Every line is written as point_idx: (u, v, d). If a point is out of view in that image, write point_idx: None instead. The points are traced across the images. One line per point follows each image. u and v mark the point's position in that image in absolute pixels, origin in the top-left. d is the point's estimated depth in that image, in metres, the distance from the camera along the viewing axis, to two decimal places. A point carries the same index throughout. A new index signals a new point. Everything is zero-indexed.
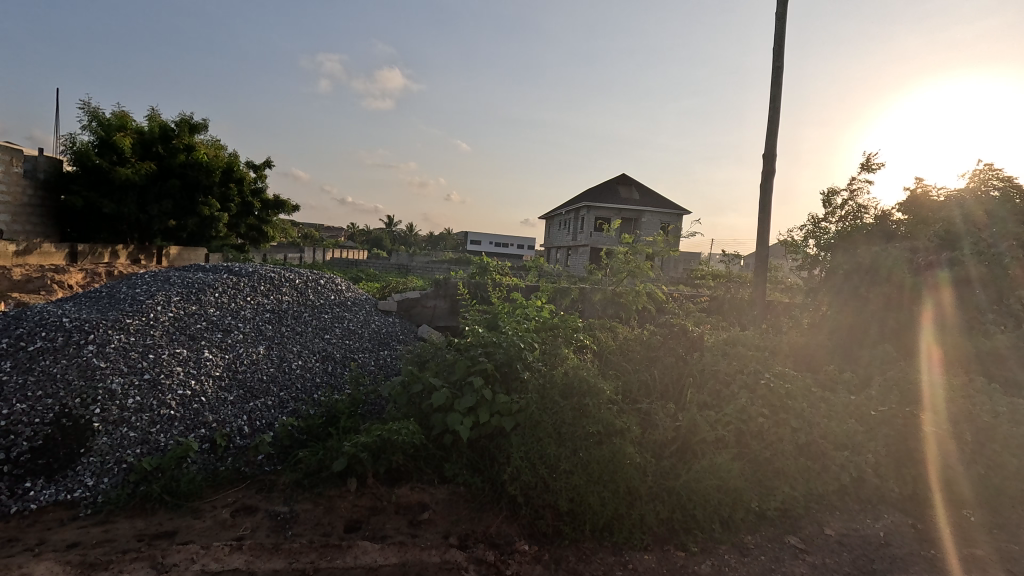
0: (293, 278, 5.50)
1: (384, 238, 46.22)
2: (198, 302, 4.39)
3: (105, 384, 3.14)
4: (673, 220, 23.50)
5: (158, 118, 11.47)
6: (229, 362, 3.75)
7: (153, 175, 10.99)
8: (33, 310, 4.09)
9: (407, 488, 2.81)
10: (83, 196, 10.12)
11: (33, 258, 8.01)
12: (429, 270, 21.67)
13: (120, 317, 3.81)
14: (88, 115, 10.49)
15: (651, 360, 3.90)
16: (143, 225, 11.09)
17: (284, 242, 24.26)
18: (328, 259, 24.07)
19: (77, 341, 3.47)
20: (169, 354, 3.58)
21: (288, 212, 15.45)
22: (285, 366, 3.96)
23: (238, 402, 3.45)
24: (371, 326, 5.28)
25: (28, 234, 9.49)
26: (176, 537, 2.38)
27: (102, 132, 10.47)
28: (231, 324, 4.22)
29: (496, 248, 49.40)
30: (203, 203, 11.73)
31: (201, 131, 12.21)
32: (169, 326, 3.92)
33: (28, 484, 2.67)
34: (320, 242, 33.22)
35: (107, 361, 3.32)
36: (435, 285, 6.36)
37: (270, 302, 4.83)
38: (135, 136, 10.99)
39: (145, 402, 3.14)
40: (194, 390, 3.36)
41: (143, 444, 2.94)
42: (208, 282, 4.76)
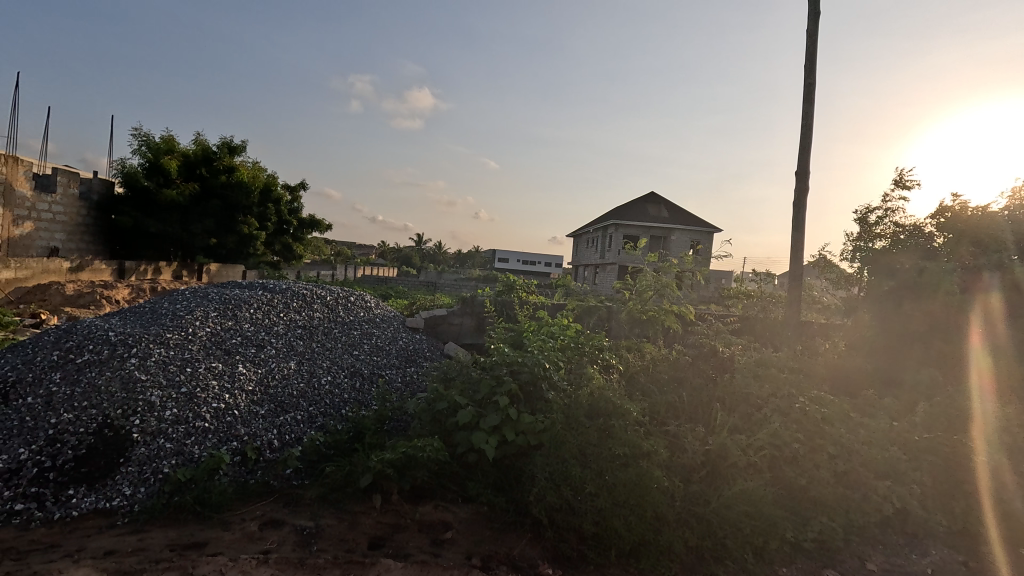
0: (325, 295, 5.64)
1: (413, 256, 47.06)
2: (233, 317, 4.53)
3: (145, 396, 3.27)
4: (703, 238, 23.21)
5: (202, 141, 12.06)
6: (262, 377, 3.85)
7: (195, 196, 11.51)
8: (84, 324, 4.30)
9: (430, 506, 2.82)
10: (131, 216, 10.69)
11: (85, 275, 8.69)
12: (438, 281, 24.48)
13: (161, 332, 3.98)
14: (138, 140, 11.12)
15: (680, 381, 3.83)
16: (186, 243, 11.61)
17: (317, 260, 25.12)
18: (359, 276, 24.61)
19: (121, 353, 3.63)
20: (204, 368, 3.70)
21: (322, 231, 15.93)
22: (315, 382, 4.04)
23: (269, 416, 3.53)
24: (398, 343, 5.34)
25: (80, 252, 10.06)
26: (205, 549, 2.42)
27: (151, 156, 11.07)
28: (265, 340, 4.35)
29: (523, 266, 49.69)
30: (242, 223, 12.20)
31: (240, 153, 12.78)
32: (207, 340, 4.07)
33: (71, 491, 2.78)
34: (350, 259, 34.11)
35: (147, 374, 3.46)
36: (462, 303, 6.41)
37: (302, 318, 4.95)
38: (181, 159, 11.58)
39: (181, 414, 3.25)
40: (227, 403, 3.46)
41: (178, 455, 3.04)
42: (245, 299, 4.93)
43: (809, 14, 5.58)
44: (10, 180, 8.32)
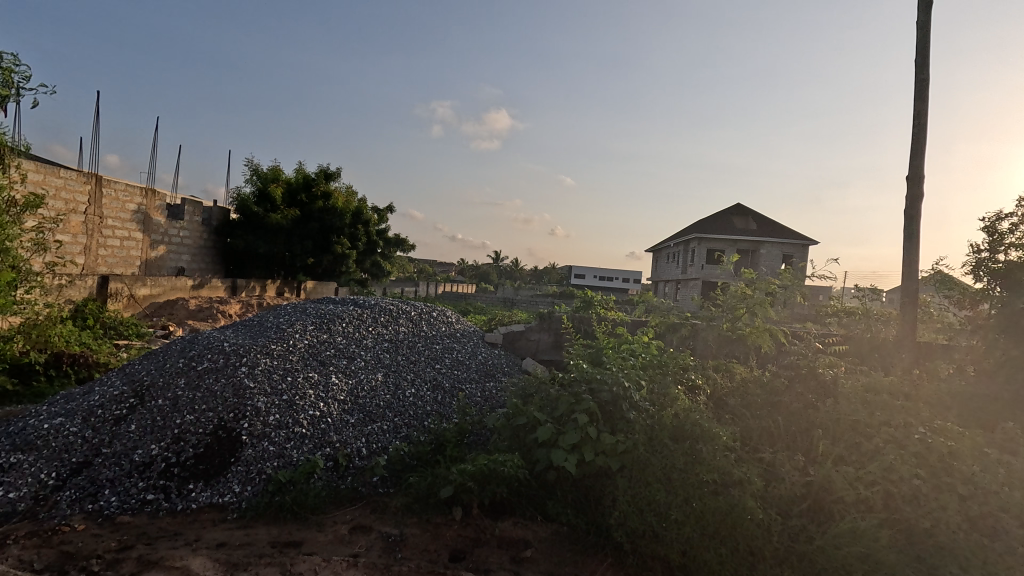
0: (410, 310, 5.90)
1: (491, 273, 48.06)
2: (328, 331, 4.86)
3: (252, 401, 3.59)
4: (797, 251, 21.63)
5: (302, 170, 13.23)
6: (352, 387, 4.09)
7: (296, 220, 12.62)
8: (204, 335, 4.83)
9: (510, 523, 2.82)
10: (243, 239, 11.89)
11: (205, 292, 9.78)
12: (516, 298, 24.75)
13: (267, 343, 4.35)
14: (250, 171, 12.42)
15: (775, 405, 3.55)
16: (288, 263, 12.71)
17: (401, 277, 26.44)
18: (440, 293, 25.54)
19: (234, 362, 4.02)
20: (303, 378, 4.00)
21: (406, 250, 16.76)
22: (399, 393, 4.21)
23: (358, 425, 3.72)
24: (478, 358, 5.44)
25: (202, 272, 11.34)
26: (302, 548, 2.59)
27: (260, 184, 12.30)
28: (355, 352, 4.62)
29: (600, 282, 49.00)
30: (336, 243, 13.16)
31: (335, 179, 13.85)
32: (305, 352, 4.39)
33: (191, 485, 3.09)
34: (432, 277, 35.50)
35: (255, 382, 3.80)
36: (540, 319, 6.42)
37: (388, 332, 5.21)
38: (285, 187, 12.76)
39: (283, 419, 3.53)
40: (322, 411, 3.70)
41: (280, 458, 3.29)
42: (338, 313, 5.28)
43: (919, 5, 5.10)
44: (149, 210, 9.59)
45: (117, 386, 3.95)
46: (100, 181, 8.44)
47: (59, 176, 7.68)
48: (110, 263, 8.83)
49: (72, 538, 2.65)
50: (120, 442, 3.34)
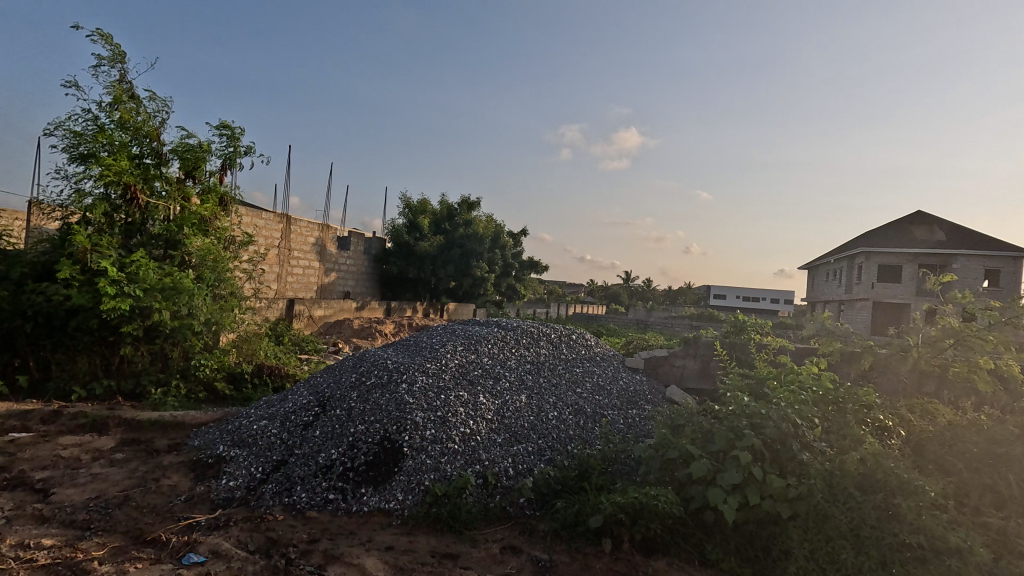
0: (550, 332, 5.98)
1: (622, 293, 47.02)
2: (475, 351, 5.13)
3: (412, 416, 3.91)
4: (1007, 265, 17.72)
5: (447, 201, 14.37)
6: (498, 407, 4.24)
7: (441, 247, 13.70)
8: (371, 353, 5.41)
9: (664, 563, 2.66)
10: (397, 266, 13.21)
11: (365, 313, 11.07)
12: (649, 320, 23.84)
13: (423, 362, 4.72)
14: (403, 204, 13.84)
15: (999, 459, 2.89)
16: (433, 286, 13.82)
17: (533, 298, 27.14)
18: (571, 314, 25.66)
19: (396, 379, 4.43)
20: (455, 396, 4.25)
21: (540, 272, 17.16)
22: (543, 416, 4.27)
23: (505, 445, 3.84)
24: (619, 383, 5.30)
25: (363, 295, 12.81)
26: (458, 561, 2.72)
27: (410, 216, 13.63)
28: (500, 373, 4.80)
29: (744, 303, 45.07)
30: (475, 267, 13.98)
31: (475, 207, 14.78)
32: (456, 371, 4.68)
33: (362, 489, 3.45)
34: (563, 298, 35.87)
35: (414, 398, 4.14)
36: (685, 344, 6.07)
37: (530, 354, 5.33)
38: (432, 217, 13.97)
39: (438, 435, 3.77)
40: (472, 429, 3.89)
41: (436, 471, 3.51)
42: (484, 335, 5.55)
43: None
44: (324, 242, 11.14)
45: (305, 395, 4.59)
46: (289, 220, 10.05)
47: (261, 217, 9.30)
48: (295, 288, 10.41)
49: (274, 526, 3.11)
50: (308, 445, 3.85)
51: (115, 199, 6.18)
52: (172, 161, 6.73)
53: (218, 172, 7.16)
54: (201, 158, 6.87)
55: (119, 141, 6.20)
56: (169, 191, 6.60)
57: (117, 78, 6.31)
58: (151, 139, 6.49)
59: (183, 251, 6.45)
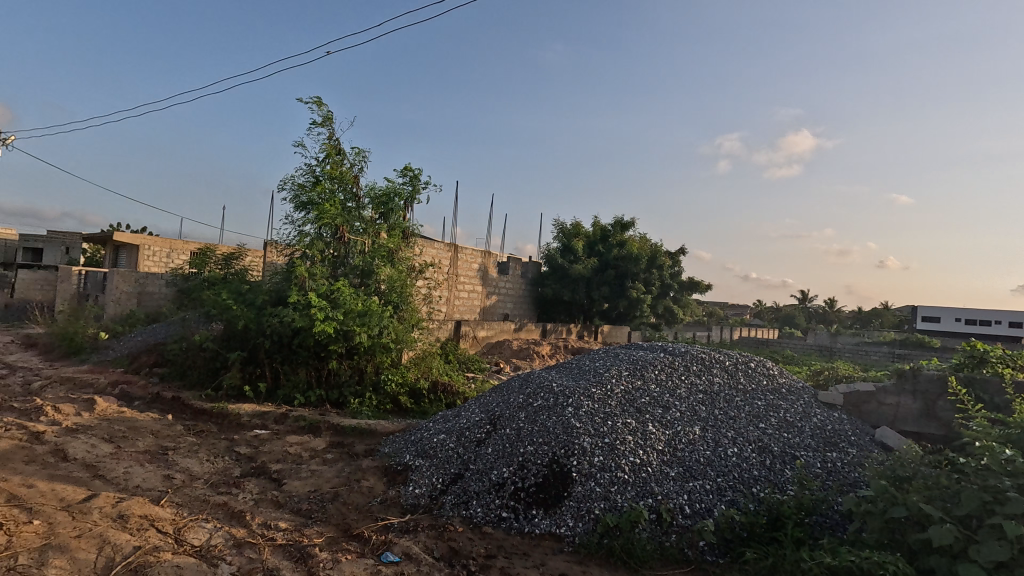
0: (724, 359, 5.47)
1: (798, 315, 41.62)
2: (642, 377, 4.92)
3: (579, 440, 3.88)
4: None
5: (600, 223, 14.36)
6: (670, 438, 3.98)
7: (595, 269, 13.70)
8: (536, 375, 5.53)
9: None
10: (552, 288, 13.53)
11: (523, 334, 11.52)
12: (832, 345, 20.91)
13: (588, 386, 4.68)
14: (557, 229, 14.19)
15: None
16: (587, 308, 13.87)
17: (692, 320, 25.48)
18: (736, 338, 23.47)
19: (562, 402, 4.45)
20: (622, 423, 4.11)
21: (701, 293, 16.07)
22: (721, 451, 3.89)
23: (679, 479, 3.58)
24: (813, 420, 4.60)
25: (521, 317, 13.32)
26: None
27: (565, 240, 13.90)
28: (670, 402, 4.52)
29: (968, 327, 36.51)
30: (631, 288, 13.68)
31: (630, 228, 14.49)
32: (622, 398, 4.54)
33: (533, 511, 3.50)
34: (724, 320, 33.09)
35: (580, 422, 4.11)
36: (898, 378, 5.09)
37: (702, 383, 4.93)
38: (585, 239, 14.08)
39: (606, 462, 3.67)
40: (642, 459, 3.71)
41: (605, 500, 3.41)
42: (650, 360, 5.30)
43: None
44: (486, 267, 11.88)
45: (477, 413, 4.86)
46: (457, 248, 10.96)
47: (434, 246, 10.27)
48: (461, 311, 11.27)
49: (455, 537, 3.30)
50: (481, 461, 4.05)
51: (326, 238, 7.44)
52: (367, 204, 7.86)
53: (402, 209, 8.18)
54: (389, 199, 7.91)
55: (330, 190, 7.44)
56: (366, 230, 7.76)
57: (328, 138, 7.62)
58: (352, 185, 7.67)
59: (375, 279, 7.47)
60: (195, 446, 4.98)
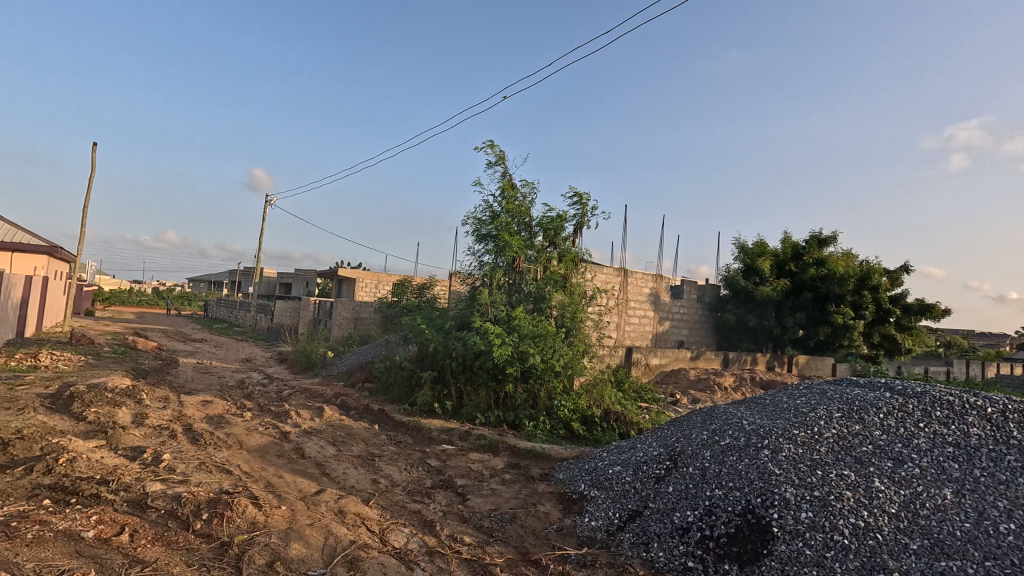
0: (983, 403, 4.26)
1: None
2: (861, 420, 4.09)
3: (780, 490, 3.36)
4: None
5: (792, 239, 12.71)
6: (907, 501, 3.21)
7: (787, 291, 12.13)
8: (721, 409, 4.99)
9: None
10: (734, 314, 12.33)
11: (701, 363, 10.67)
12: None
13: (788, 427, 4.05)
14: (739, 248, 12.96)
15: None
16: (778, 336, 12.31)
17: (922, 352, 20.74)
18: (993, 375, 18.36)
19: (755, 443, 3.94)
20: (836, 475, 3.46)
21: (936, 318, 13.01)
22: (988, 526, 3.00)
23: (923, 556, 2.86)
24: None
25: (698, 344, 12.36)
26: None
27: (748, 260, 12.61)
28: (903, 454, 3.67)
29: None
30: (835, 313, 11.76)
31: (830, 243, 12.53)
32: (834, 444, 3.83)
33: (725, 565, 3.12)
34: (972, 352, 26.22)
35: (781, 468, 3.57)
36: None
37: (952, 433, 3.90)
38: (773, 259, 12.58)
39: (817, 520, 3.12)
40: (868, 523, 3.06)
41: (819, 568, 2.88)
42: (871, 400, 4.39)
43: None
44: (658, 291, 11.36)
45: (656, 447, 4.56)
46: (627, 272, 10.71)
47: (603, 271, 10.19)
48: (632, 337, 10.91)
49: None
50: (662, 500, 3.77)
51: (502, 267, 7.93)
52: (538, 233, 8.19)
53: (572, 236, 8.33)
54: (559, 226, 8.14)
55: (506, 223, 7.94)
56: (538, 257, 8.08)
57: (504, 174, 8.19)
58: (525, 216, 8.08)
59: (548, 305, 7.68)
60: (396, 455, 5.62)
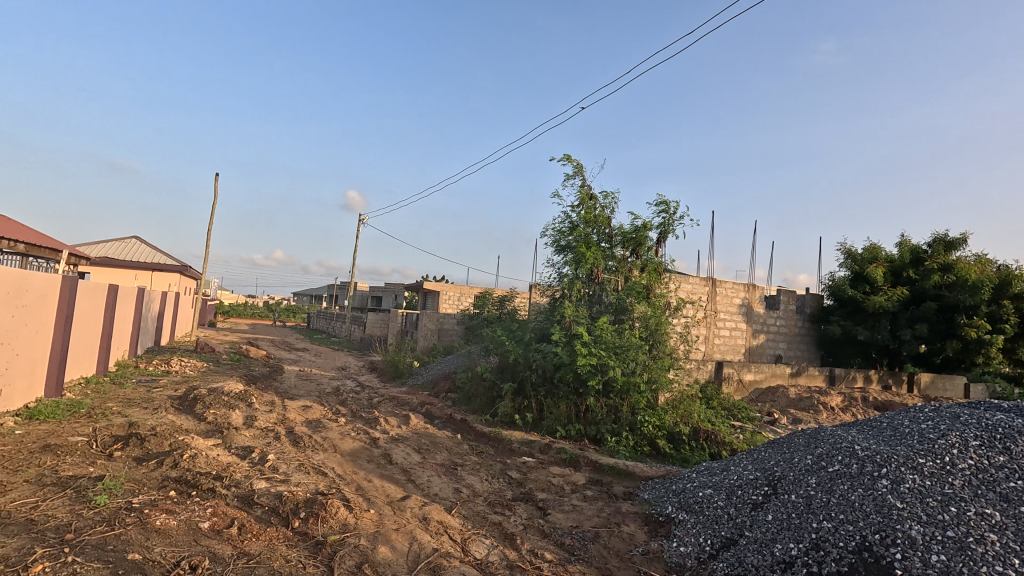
0: None
1: None
2: (1005, 451, 3.54)
3: (903, 527, 2.98)
4: None
5: (910, 243, 11.37)
6: None
7: (904, 301, 10.84)
8: (828, 431, 4.52)
9: None
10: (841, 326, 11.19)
11: (802, 380, 9.81)
12: None
13: (911, 455, 3.59)
14: (844, 254, 11.81)
15: None
16: (894, 351, 11.02)
17: None
18: None
19: (871, 472, 3.52)
20: (975, 514, 3.00)
21: None
22: None
23: None
24: None
25: (799, 359, 11.36)
26: None
27: (856, 266, 11.45)
28: None
29: None
30: (966, 326, 10.32)
31: (958, 246, 11.04)
32: (971, 477, 3.33)
33: None
34: None
35: (903, 502, 3.17)
36: None
37: None
38: (887, 265, 11.31)
39: (952, 564, 2.71)
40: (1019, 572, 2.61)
41: None
42: (1018, 428, 3.77)
43: None
44: (751, 301, 10.62)
45: (752, 470, 4.21)
46: (715, 282, 10.13)
47: (689, 281, 9.73)
48: (723, 350, 10.27)
49: None
50: (760, 529, 3.46)
51: (582, 278, 7.84)
52: (619, 243, 8.01)
53: (655, 246, 8.06)
54: (641, 236, 7.92)
55: (585, 233, 7.85)
56: (619, 268, 7.91)
57: (583, 184, 8.12)
58: (605, 226, 7.95)
59: (631, 317, 7.46)
60: (477, 465, 5.68)
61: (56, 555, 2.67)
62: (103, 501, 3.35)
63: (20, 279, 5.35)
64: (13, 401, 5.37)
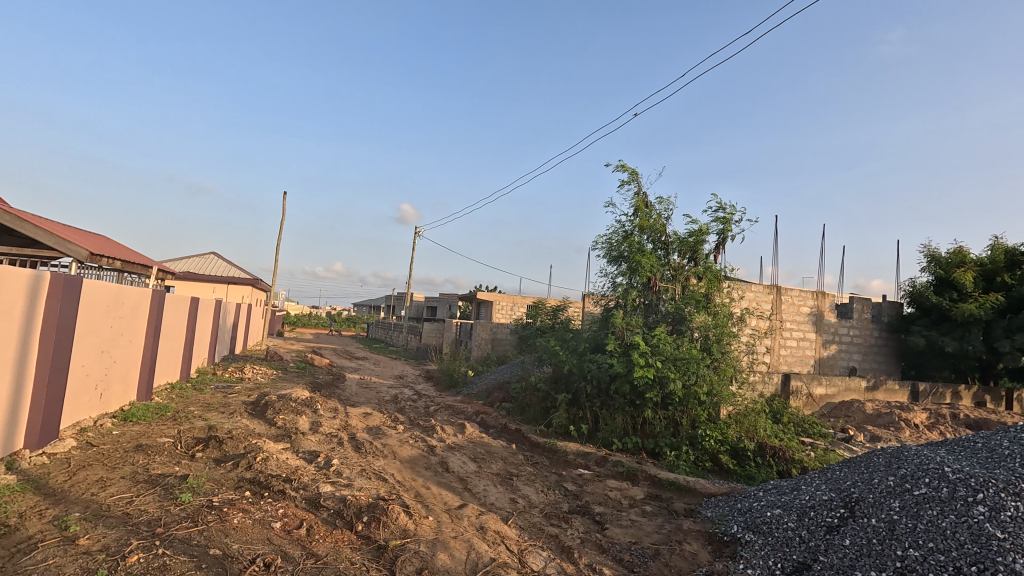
0: None
1: None
2: None
3: (1005, 559, 2.72)
4: None
5: (1002, 245, 10.38)
6: None
7: (1000, 308, 9.83)
8: (911, 451, 4.17)
9: None
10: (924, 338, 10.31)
11: (880, 395, 9.12)
12: None
13: (1013, 480, 3.26)
14: (926, 258, 10.93)
15: None
16: (989, 364, 10.00)
17: None
18: None
19: (965, 497, 3.22)
20: None
21: None
22: None
23: None
24: None
25: (875, 372, 10.58)
26: None
27: (940, 272, 10.57)
28: None
29: None
30: None
31: None
32: None
33: None
34: None
35: (1004, 532, 2.89)
36: None
37: None
38: (976, 269, 10.38)
39: None
40: None
41: None
42: None
43: None
44: (821, 309, 10.02)
45: (825, 491, 3.94)
46: (781, 290, 9.64)
47: (751, 289, 9.31)
48: (789, 362, 9.74)
49: None
50: (837, 554, 3.24)
51: (638, 287, 7.67)
52: (675, 251, 7.82)
53: (714, 253, 7.80)
54: (698, 243, 7.70)
55: (639, 242, 7.70)
56: (676, 276, 7.72)
57: (638, 193, 8.01)
58: (661, 233, 7.77)
59: (689, 327, 7.24)
60: (533, 476, 5.66)
61: (148, 546, 2.91)
62: (187, 498, 3.62)
63: (118, 293, 5.92)
64: (111, 404, 5.90)
